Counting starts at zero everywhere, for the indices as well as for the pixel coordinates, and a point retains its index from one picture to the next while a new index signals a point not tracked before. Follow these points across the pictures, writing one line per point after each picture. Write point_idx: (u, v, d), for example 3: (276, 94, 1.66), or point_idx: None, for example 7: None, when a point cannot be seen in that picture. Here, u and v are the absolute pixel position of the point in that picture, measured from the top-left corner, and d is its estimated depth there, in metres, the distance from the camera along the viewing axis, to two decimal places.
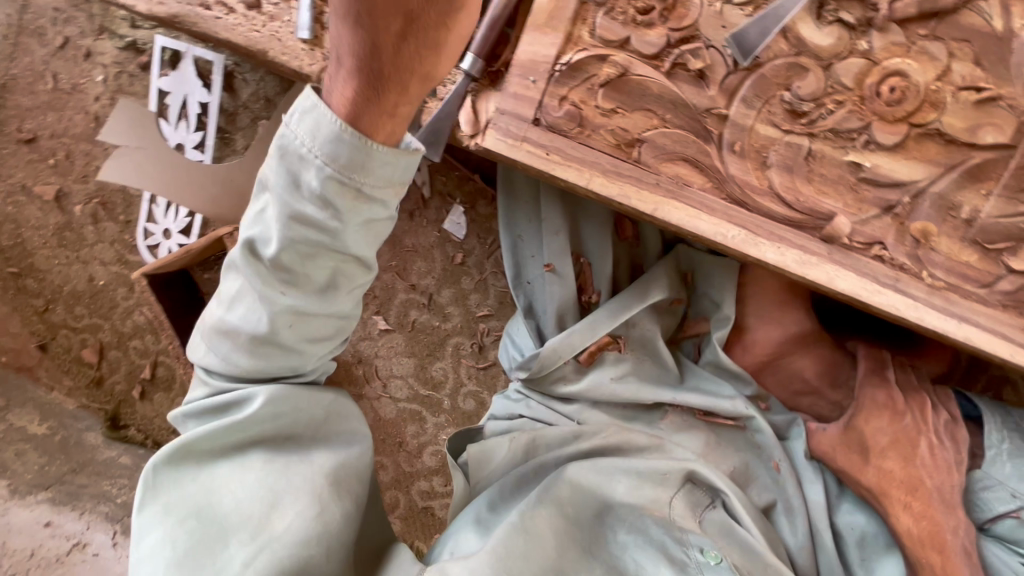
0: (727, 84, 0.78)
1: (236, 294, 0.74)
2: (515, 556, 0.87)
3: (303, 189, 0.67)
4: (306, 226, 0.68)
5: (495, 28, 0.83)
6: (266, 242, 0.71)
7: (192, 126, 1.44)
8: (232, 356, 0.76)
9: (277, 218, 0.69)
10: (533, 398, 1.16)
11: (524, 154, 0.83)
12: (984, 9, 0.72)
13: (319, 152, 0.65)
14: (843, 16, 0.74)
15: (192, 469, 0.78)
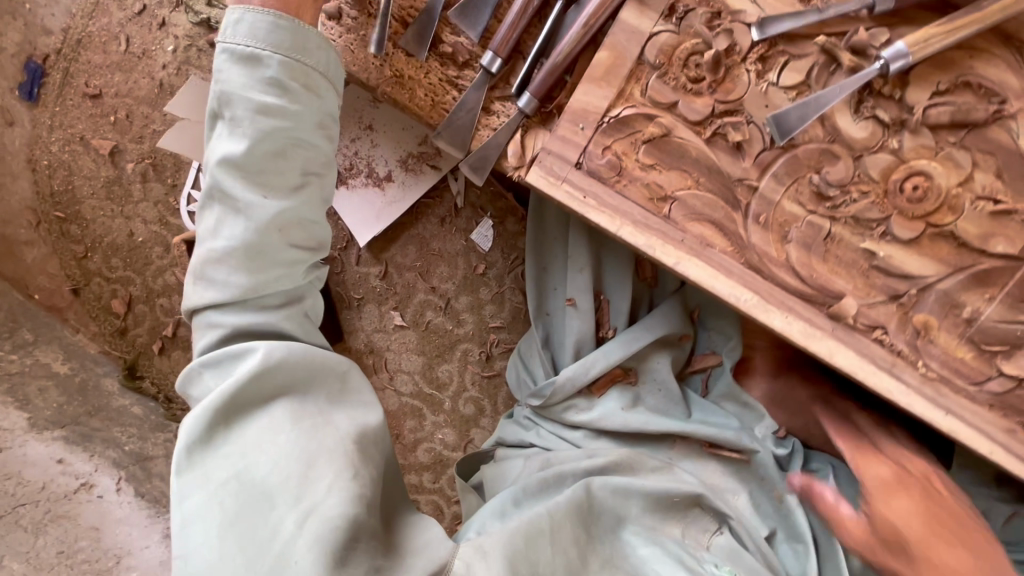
0: (761, 159, 0.83)
1: (217, 222, 0.78)
2: (542, 553, 0.89)
3: (261, 81, 0.77)
4: (274, 114, 0.76)
5: (554, 74, 0.88)
6: (235, 149, 0.76)
7: None
8: (222, 283, 0.78)
9: (238, 120, 0.76)
10: (542, 425, 1.30)
11: (563, 193, 0.89)
12: (1012, 127, 0.77)
13: (262, 41, 0.77)
14: (879, 114, 0.79)
15: (221, 433, 0.77)
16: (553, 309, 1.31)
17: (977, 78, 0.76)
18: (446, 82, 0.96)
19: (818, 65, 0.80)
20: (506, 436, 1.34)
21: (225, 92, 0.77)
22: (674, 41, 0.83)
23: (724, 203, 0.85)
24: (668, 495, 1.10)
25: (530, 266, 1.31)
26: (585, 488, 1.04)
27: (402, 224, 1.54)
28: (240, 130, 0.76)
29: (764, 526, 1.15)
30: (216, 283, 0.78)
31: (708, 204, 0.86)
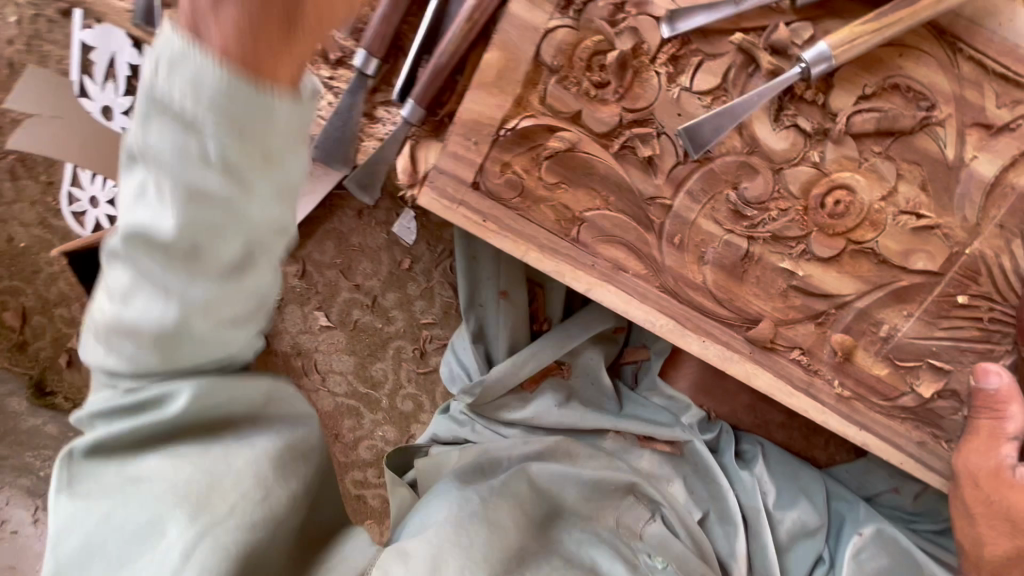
0: (674, 174, 0.75)
1: (130, 284, 0.47)
2: (478, 553, 0.76)
3: (187, 124, 0.40)
4: (196, 209, 0.41)
5: (440, 77, 0.75)
6: (160, 213, 0.43)
7: (122, 91, 1.26)
8: (113, 341, 0.49)
9: (163, 188, 0.42)
10: (478, 421, 1.13)
11: (459, 217, 0.79)
12: (939, 135, 0.70)
13: (200, 38, 0.38)
14: (801, 123, 0.71)
15: (106, 468, 0.56)
16: (485, 300, 1.14)
17: (906, 81, 0.68)
18: (317, 84, 0.81)
19: (735, 66, 0.69)
20: (437, 432, 1.14)
21: (152, 112, 0.40)
22: (574, 38, 0.71)
23: (634, 220, 0.77)
24: (601, 480, 1.02)
25: (459, 248, 1.12)
26: (518, 471, 0.96)
27: (315, 219, 1.39)
28: (170, 216, 0.42)
29: (694, 509, 1.08)
30: (99, 331, 0.49)
31: (618, 220, 0.77)
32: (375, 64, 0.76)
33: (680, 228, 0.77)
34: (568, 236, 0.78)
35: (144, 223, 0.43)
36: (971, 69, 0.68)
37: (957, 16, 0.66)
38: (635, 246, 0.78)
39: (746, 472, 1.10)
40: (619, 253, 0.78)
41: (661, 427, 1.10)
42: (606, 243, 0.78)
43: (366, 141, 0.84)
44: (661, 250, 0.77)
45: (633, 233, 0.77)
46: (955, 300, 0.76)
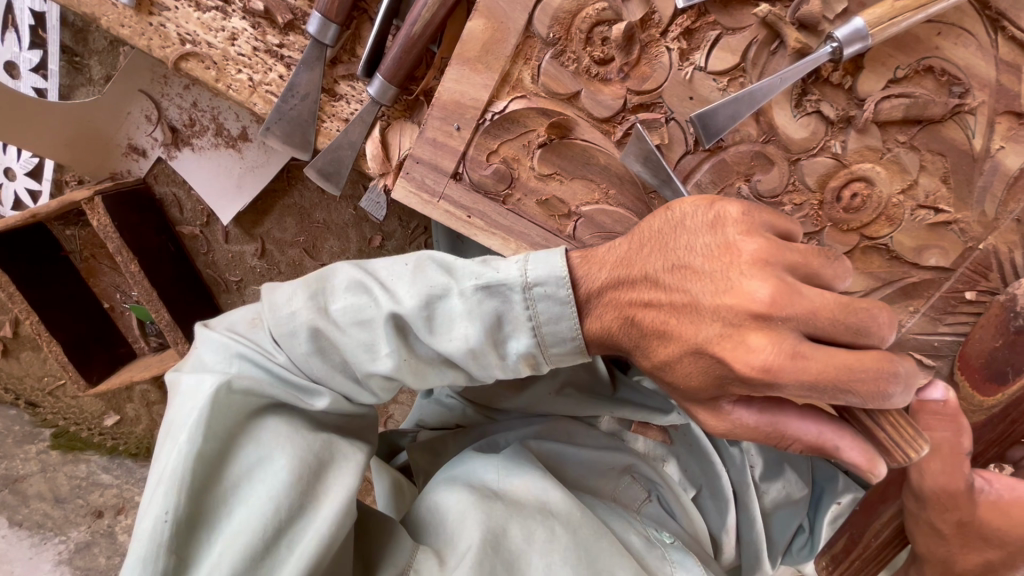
0: (683, 167, 0.67)
1: (304, 344, 0.59)
2: (498, 522, 0.64)
3: (419, 317, 0.57)
4: (419, 375, 0.61)
5: (414, 49, 0.64)
6: (361, 336, 0.59)
7: (26, 43, 1.12)
8: (299, 358, 0.60)
9: (400, 320, 0.58)
10: (470, 405, 0.87)
11: (440, 213, 0.70)
12: (969, 123, 0.64)
13: (441, 292, 0.57)
14: (823, 109, 0.64)
15: (231, 416, 0.57)
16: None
17: (941, 62, 0.61)
18: (265, 53, 0.69)
19: (757, 42, 0.61)
20: (422, 417, 0.91)
21: (456, 298, 0.57)
22: (573, 6, 0.62)
23: (737, 245, 0.51)
24: (595, 463, 0.82)
25: (438, 235, 0.90)
26: (527, 424, 0.82)
27: (272, 193, 1.25)
28: (398, 361, 0.59)
29: (688, 488, 0.89)
30: (294, 345, 0.60)
31: (716, 259, 0.52)
32: (333, 32, 0.65)
33: (801, 271, 0.51)
34: (664, 274, 0.54)
35: (334, 326, 0.59)
36: (1010, 50, 0.61)
37: None
38: (812, 326, 0.48)
39: (735, 447, 0.88)
40: (786, 345, 0.47)
41: (658, 417, 0.82)
42: (729, 297, 0.49)
43: (326, 123, 0.71)
44: (840, 332, 0.48)
45: (808, 305, 0.47)
46: (963, 297, 0.69)
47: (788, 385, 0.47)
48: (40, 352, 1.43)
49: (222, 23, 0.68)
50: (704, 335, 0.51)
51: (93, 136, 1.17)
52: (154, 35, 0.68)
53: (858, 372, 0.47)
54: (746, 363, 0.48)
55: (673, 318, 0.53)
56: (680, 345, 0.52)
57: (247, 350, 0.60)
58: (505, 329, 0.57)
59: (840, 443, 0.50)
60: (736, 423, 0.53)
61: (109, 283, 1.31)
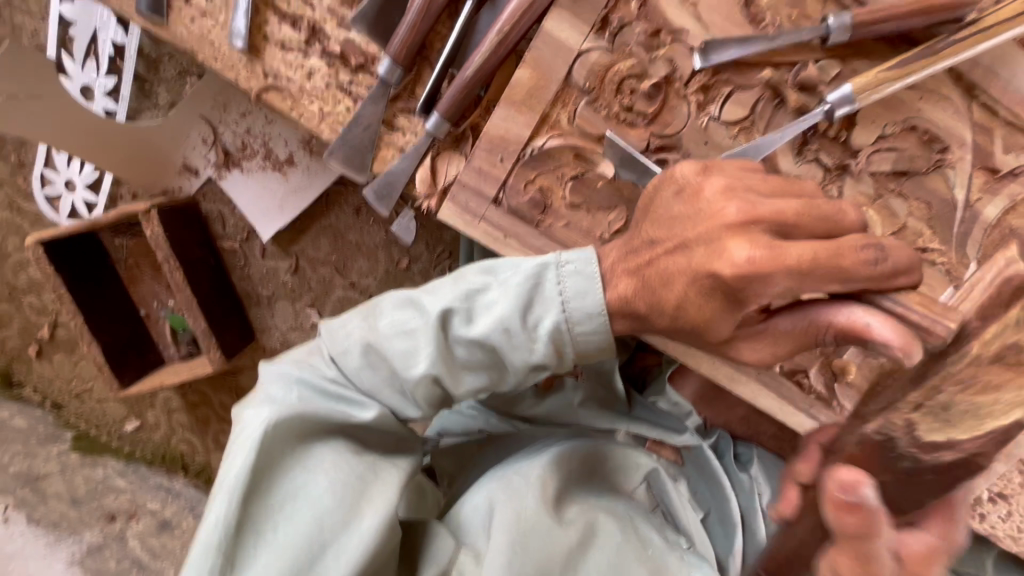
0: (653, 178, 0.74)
1: (356, 354, 0.67)
2: (528, 522, 0.70)
3: (458, 316, 0.65)
4: (454, 375, 0.67)
5: (467, 92, 0.74)
6: (410, 346, 0.65)
7: (104, 69, 1.25)
8: (351, 371, 0.67)
9: (439, 324, 0.65)
10: (492, 414, 0.94)
11: (480, 233, 0.78)
12: (950, 177, 0.72)
13: (481, 296, 0.65)
14: (822, 157, 0.73)
15: (287, 436, 0.64)
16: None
17: (924, 123, 0.71)
18: (336, 89, 0.79)
19: (764, 99, 0.71)
20: (445, 427, 0.98)
21: (494, 292, 0.65)
22: (607, 61, 0.73)
23: (702, 187, 0.59)
24: (624, 466, 0.88)
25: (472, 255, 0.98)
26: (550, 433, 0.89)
27: (310, 214, 1.34)
28: (437, 363, 0.65)
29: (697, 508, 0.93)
30: (346, 361, 0.67)
31: (688, 203, 0.59)
32: (398, 73, 0.75)
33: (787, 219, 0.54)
34: (655, 233, 0.62)
35: (382, 338, 0.66)
36: (983, 115, 0.70)
37: (975, 63, 0.69)
38: (783, 225, 0.54)
39: (745, 473, 0.95)
40: (759, 242, 0.53)
41: (671, 436, 0.92)
42: (705, 223, 0.57)
43: (384, 149, 0.81)
44: (811, 223, 0.54)
45: (771, 210, 0.54)
46: None
47: (779, 273, 0.52)
48: (74, 354, 1.50)
49: (302, 62, 0.79)
50: (695, 260, 0.57)
51: (154, 153, 1.28)
52: (243, 70, 0.79)
53: (837, 247, 0.51)
54: (732, 264, 0.53)
55: (671, 262, 0.59)
56: (681, 281, 0.58)
57: (304, 374, 0.68)
58: (536, 311, 0.63)
59: (871, 320, 0.51)
60: (777, 333, 0.58)
61: (148, 291, 1.41)
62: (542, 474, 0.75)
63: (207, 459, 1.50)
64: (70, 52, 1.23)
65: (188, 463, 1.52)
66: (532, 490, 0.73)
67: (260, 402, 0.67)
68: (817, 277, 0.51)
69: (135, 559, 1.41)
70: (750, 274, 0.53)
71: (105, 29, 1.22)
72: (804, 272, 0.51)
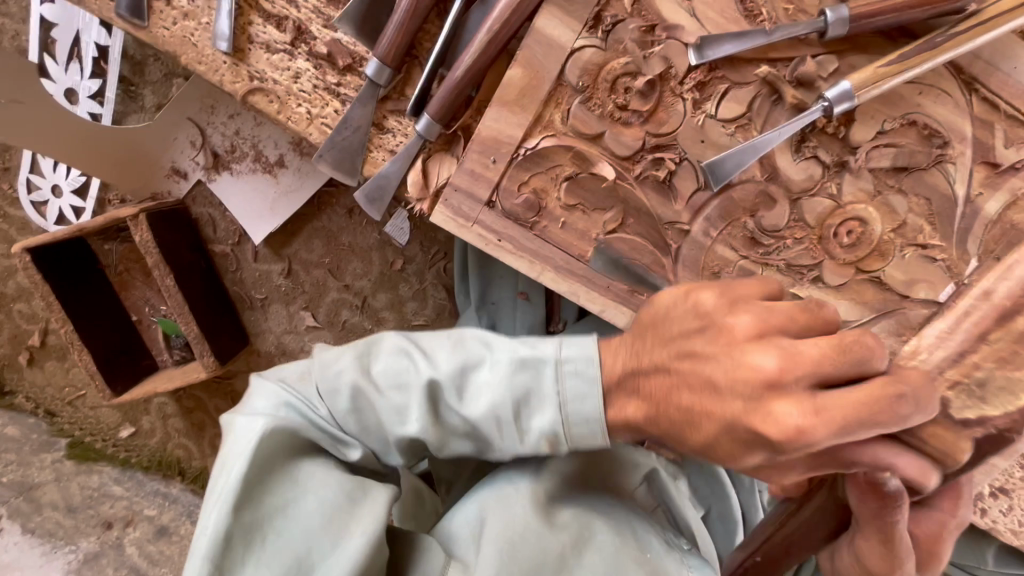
0: (644, 177, 0.74)
1: (342, 401, 0.65)
2: (517, 529, 0.68)
3: (453, 393, 0.64)
4: (442, 441, 0.66)
5: (458, 92, 0.73)
6: (400, 407, 0.64)
7: (88, 72, 1.22)
8: (338, 413, 0.65)
9: (433, 396, 0.63)
10: None
11: (473, 236, 0.76)
12: (951, 172, 0.71)
13: (475, 371, 0.64)
14: (820, 154, 0.72)
15: (279, 448, 0.62)
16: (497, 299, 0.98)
17: (923, 118, 0.70)
18: (323, 90, 0.77)
19: (761, 96, 0.70)
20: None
21: (485, 372, 0.64)
22: (601, 59, 0.71)
23: (730, 324, 0.57)
24: (626, 466, 0.84)
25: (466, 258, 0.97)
26: None
27: (302, 216, 1.32)
28: (424, 428, 0.63)
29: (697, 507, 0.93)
30: (334, 401, 0.65)
31: (714, 343, 0.57)
32: (387, 74, 0.74)
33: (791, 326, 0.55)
34: (674, 364, 0.59)
35: (372, 392, 0.65)
36: (984, 109, 0.69)
37: (976, 56, 0.68)
38: (822, 374, 0.51)
39: (744, 471, 0.98)
40: (805, 404, 0.51)
41: None
42: (740, 373, 0.54)
43: (374, 152, 0.79)
44: (840, 370, 0.52)
45: (810, 358, 0.52)
46: None
47: (829, 435, 0.50)
48: (65, 361, 1.48)
49: (288, 64, 0.76)
50: (736, 413, 0.54)
51: (142, 157, 1.26)
52: (228, 73, 0.77)
53: (873, 409, 0.50)
54: (779, 427, 0.51)
55: (695, 400, 0.57)
56: (714, 425, 0.55)
57: (293, 399, 0.66)
58: (530, 403, 0.62)
59: (907, 412, 0.50)
60: (808, 450, 0.55)
61: (139, 296, 1.39)
62: (535, 479, 0.74)
63: (204, 464, 1.52)
64: (52, 55, 1.19)
65: (185, 469, 1.53)
66: (521, 500, 0.71)
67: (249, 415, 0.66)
68: (858, 423, 0.49)
69: (133, 565, 1.37)
70: (801, 438, 0.50)
71: (88, 31, 1.19)
72: (843, 422, 0.49)
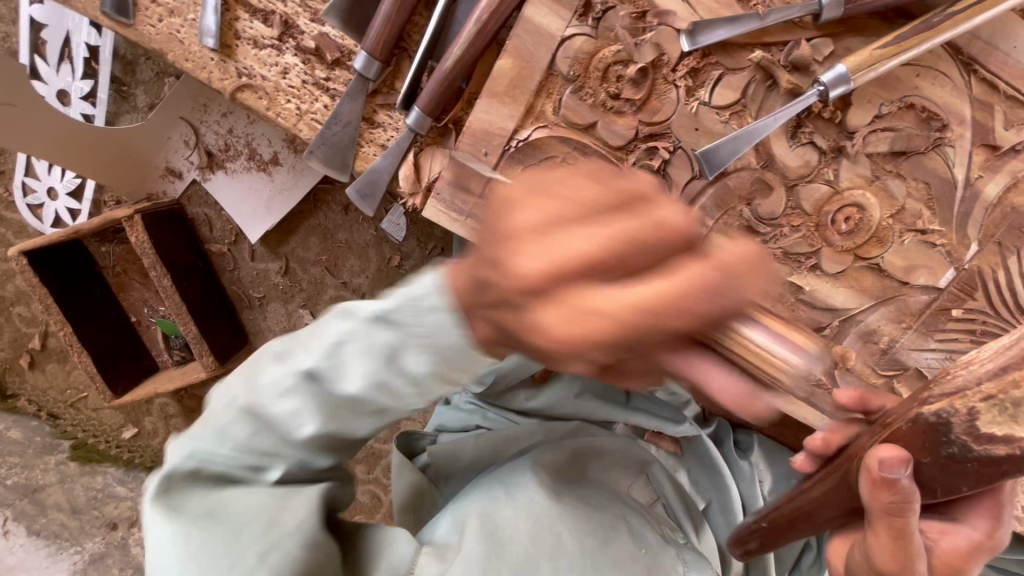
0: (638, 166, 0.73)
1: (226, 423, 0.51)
2: (504, 531, 0.66)
3: (326, 362, 0.47)
4: (343, 419, 0.51)
5: (448, 84, 0.72)
6: (294, 412, 0.50)
7: (80, 73, 1.21)
8: (231, 438, 0.51)
9: (305, 381, 0.48)
10: (491, 409, 0.94)
11: (466, 230, 0.76)
12: (949, 155, 0.70)
13: (349, 335, 0.46)
14: (816, 140, 0.71)
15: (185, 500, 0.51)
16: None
17: (921, 101, 0.68)
18: (312, 86, 0.76)
19: (755, 81, 0.69)
20: (443, 424, 0.97)
21: (351, 338, 0.46)
22: (591, 48, 0.70)
23: (548, 201, 0.33)
24: (622, 459, 0.87)
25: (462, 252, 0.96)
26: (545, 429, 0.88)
27: (298, 214, 1.31)
28: (323, 424, 0.50)
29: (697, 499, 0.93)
30: (226, 428, 0.51)
31: (497, 232, 0.34)
32: (376, 68, 0.73)
33: (619, 209, 0.32)
34: (478, 269, 0.35)
35: (255, 404, 0.50)
36: (982, 90, 0.68)
37: (973, 37, 0.66)
38: (621, 273, 0.31)
39: (745, 460, 0.95)
40: (583, 301, 0.31)
41: (669, 426, 0.92)
42: (512, 278, 0.32)
43: (365, 147, 0.78)
44: (637, 260, 0.31)
45: (580, 253, 0.31)
46: (952, 313, 0.73)
47: (606, 347, 0.31)
48: (66, 362, 1.49)
49: (276, 59, 0.76)
50: (516, 323, 0.33)
51: (135, 157, 1.25)
52: (216, 70, 0.77)
53: (667, 316, 0.30)
54: (550, 336, 0.31)
55: (496, 316, 0.35)
56: (522, 346, 0.35)
57: (186, 440, 0.53)
58: (405, 350, 0.45)
59: (713, 380, 0.35)
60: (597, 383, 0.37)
61: (138, 297, 1.39)
62: (524, 478, 0.73)
63: None
64: (42, 55, 1.19)
65: None
66: (514, 494, 0.70)
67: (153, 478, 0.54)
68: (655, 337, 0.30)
69: (138, 565, 1.38)
70: (565, 351, 0.32)
71: (78, 31, 1.18)
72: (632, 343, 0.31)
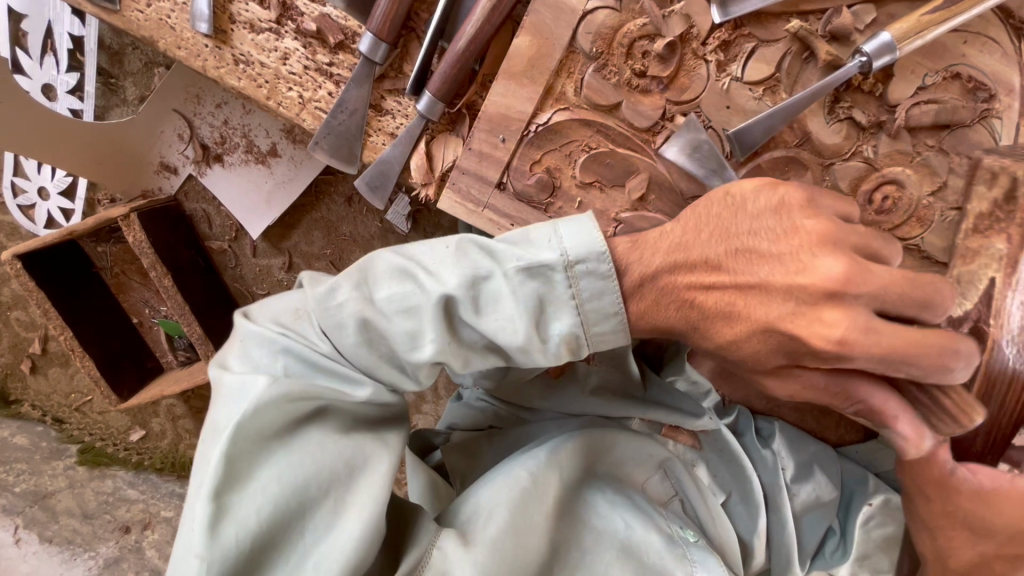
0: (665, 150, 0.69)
1: (353, 347, 0.60)
2: (521, 524, 0.67)
3: (470, 295, 0.58)
4: (462, 358, 0.61)
5: (460, 67, 0.67)
6: (418, 337, 0.59)
7: (65, 66, 1.15)
8: (346, 350, 0.60)
9: (442, 308, 0.58)
10: (501, 405, 0.91)
11: (485, 222, 0.72)
12: (996, 128, 0.65)
13: (506, 266, 0.58)
14: (855, 115, 0.66)
15: (272, 420, 0.55)
16: None
17: (967, 70, 0.64)
18: (314, 72, 0.71)
19: (791, 54, 0.64)
20: (455, 421, 0.95)
21: (500, 281, 0.58)
22: (615, 22, 0.65)
23: (803, 226, 0.55)
24: (635, 453, 0.85)
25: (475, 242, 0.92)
26: (557, 427, 0.86)
27: (300, 208, 1.26)
28: (442, 345, 0.59)
29: (718, 492, 0.92)
30: (342, 337, 0.59)
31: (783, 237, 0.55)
32: (383, 50, 0.68)
33: (861, 247, 0.55)
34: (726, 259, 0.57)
35: (377, 323, 0.59)
36: None
37: None
38: (882, 303, 0.53)
39: (768, 449, 0.92)
40: (853, 314, 0.51)
41: (688, 421, 0.87)
42: (800, 274, 0.53)
43: (374, 137, 0.74)
44: (907, 301, 0.53)
45: (878, 281, 0.52)
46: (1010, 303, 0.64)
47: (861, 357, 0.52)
48: (69, 367, 1.45)
49: (275, 44, 0.71)
50: (776, 314, 0.54)
51: (128, 153, 1.20)
52: (211, 58, 0.72)
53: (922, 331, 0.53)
54: (824, 336, 0.52)
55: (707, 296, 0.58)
56: (747, 324, 0.56)
57: (292, 341, 0.59)
58: (547, 310, 0.58)
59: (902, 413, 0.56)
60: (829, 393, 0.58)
61: (138, 299, 1.33)
62: (533, 475, 0.73)
63: None
64: (25, 48, 1.13)
65: None
66: (526, 489, 0.71)
67: (240, 370, 0.59)
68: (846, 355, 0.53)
69: (154, 568, 1.37)
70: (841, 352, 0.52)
71: (61, 22, 1.12)
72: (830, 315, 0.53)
